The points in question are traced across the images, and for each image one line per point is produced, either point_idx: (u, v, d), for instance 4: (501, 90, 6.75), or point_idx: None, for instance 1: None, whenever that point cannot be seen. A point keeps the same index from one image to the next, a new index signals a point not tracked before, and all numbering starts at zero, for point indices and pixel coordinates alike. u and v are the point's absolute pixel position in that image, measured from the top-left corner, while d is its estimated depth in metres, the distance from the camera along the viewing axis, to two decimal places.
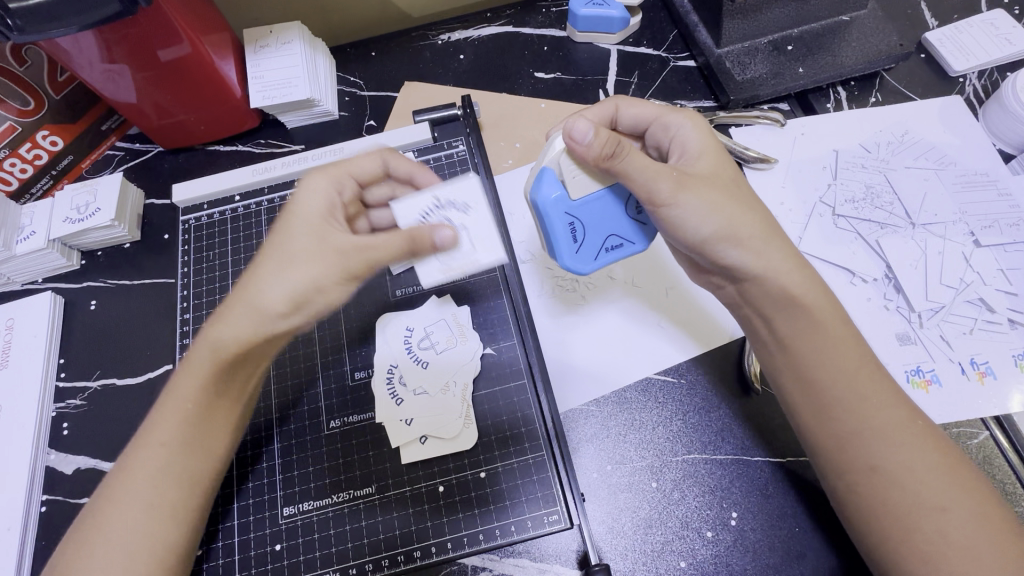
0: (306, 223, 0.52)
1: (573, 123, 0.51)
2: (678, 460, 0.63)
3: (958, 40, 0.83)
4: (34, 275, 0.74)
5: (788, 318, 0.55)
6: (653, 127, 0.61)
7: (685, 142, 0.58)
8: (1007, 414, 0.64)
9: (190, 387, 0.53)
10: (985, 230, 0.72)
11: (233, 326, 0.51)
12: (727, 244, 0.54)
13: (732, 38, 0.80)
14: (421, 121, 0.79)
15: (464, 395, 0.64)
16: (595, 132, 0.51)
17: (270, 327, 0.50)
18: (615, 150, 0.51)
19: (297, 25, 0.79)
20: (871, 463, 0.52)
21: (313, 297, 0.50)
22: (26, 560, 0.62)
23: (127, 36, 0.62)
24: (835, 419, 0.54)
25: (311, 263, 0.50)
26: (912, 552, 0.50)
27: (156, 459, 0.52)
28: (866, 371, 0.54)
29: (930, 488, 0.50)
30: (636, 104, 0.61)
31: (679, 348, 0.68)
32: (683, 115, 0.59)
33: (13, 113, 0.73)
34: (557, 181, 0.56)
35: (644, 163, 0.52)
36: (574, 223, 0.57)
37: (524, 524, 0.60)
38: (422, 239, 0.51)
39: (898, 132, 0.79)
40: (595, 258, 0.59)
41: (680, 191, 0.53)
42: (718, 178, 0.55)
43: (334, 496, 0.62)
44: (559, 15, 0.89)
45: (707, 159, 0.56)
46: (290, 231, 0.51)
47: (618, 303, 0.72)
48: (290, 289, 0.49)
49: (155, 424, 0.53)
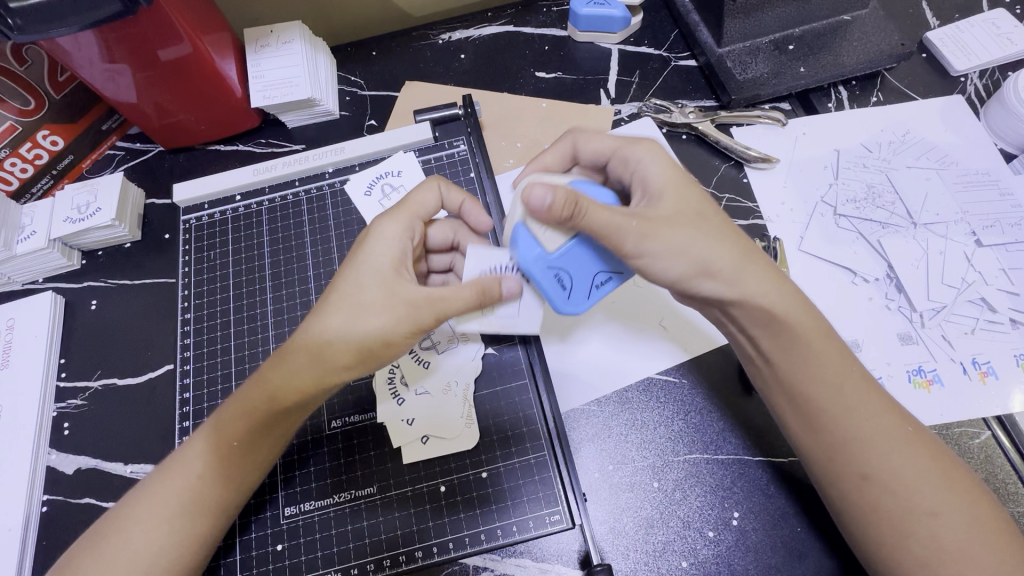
0: (378, 274, 0.52)
1: (528, 189, 0.48)
2: (680, 460, 0.63)
3: (959, 39, 0.83)
4: (34, 275, 0.74)
5: (769, 337, 0.55)
6: (613, 160, 0.59)
7: (646, 179, 0.55)
8: (1008, 414, 0.64)
9: (235, 422, 0.53)
10: (987, 229, 0.72)
11: (297, 373, 0.51)
12: (704, 278, 0.53)
13: (733, 37, 0.80)
14: (421, 121, 0.79)
15: (466, 395, 0.64)
16: (553, 194, 0.47)
17: (335, 377, 0.51)
18: (573, 210, 0.48)
19: (298, 25, 0.79)
20: (861, 472, 0.52)
21: (381, 349, 0.51)
22: (28, 560, 0.62)
23: (127, 36, 0.62)
24: (821, 430, 0.53)
25: (382, 315, 0.51)
26: (907, 556, 0.50)
27: (189, 485, 0.53)
28: (849, 383, 0.54)
29: (921, 492, 0.50)
30: (593, 139, 0.60)
31: (663, 358, 0.68)
32: (641, 146, 0.57)
33: (13, 113, 0.73)
34: (531, 240, 0.53)
35: (605, 217, 0.49)
36: (559, 273, 0.54)
37: (526, 524, 0.60)
38: (490, 290, 0.54)
39: (900, 132, 0.79)
40: (587, 297, 0.56)
41: (645, 239, 0.51)
42: (684, 218, 0.53)
43: (335, 496, 0.61)
44: (560, 15, 0.89)
45: (669, 196, 0.54)
46: (360, 282, 0.52)
47: (600, 328, 0.71)
48: (357, 340, 0.50)
49: (192, 451, 0.54)
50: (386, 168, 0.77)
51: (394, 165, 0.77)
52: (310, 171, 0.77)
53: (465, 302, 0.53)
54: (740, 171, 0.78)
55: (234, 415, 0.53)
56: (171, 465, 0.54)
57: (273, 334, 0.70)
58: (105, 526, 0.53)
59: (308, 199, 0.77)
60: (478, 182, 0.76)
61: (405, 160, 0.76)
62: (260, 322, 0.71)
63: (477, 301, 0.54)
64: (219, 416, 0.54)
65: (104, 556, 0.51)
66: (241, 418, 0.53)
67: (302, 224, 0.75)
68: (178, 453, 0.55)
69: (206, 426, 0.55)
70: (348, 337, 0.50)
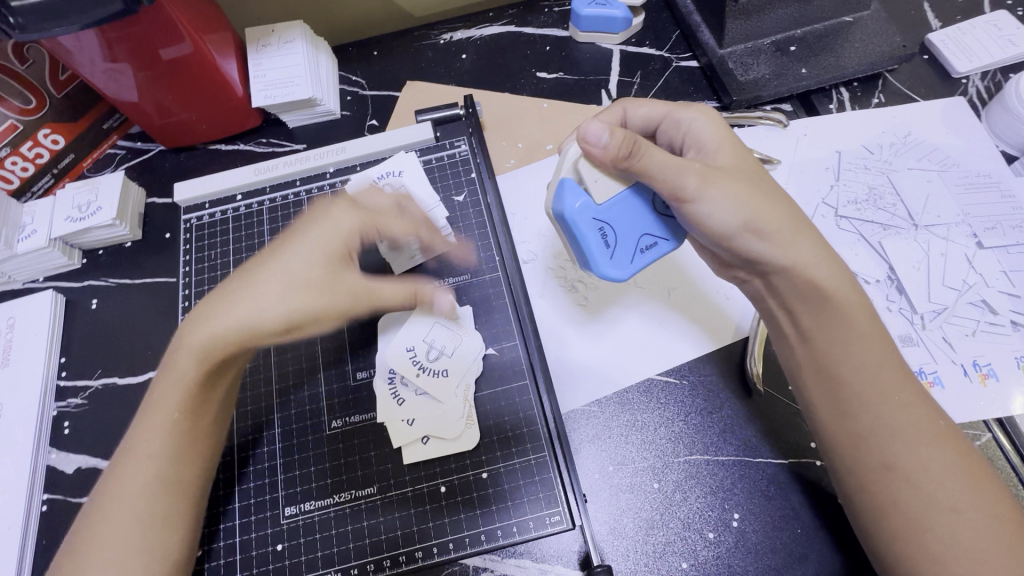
0: (324, 253, 0.56)
1: (586, 126, 0.53)
2: (680, 461, 0.63)
3: (961, 40, 0.83)
4: (34, 274, 0.74)
5: (813, 313, 0.55)
6: (664, 124, 0.61)
7: (698, 138, 0.58)
8: (1009, 416, 0.64)
9: (175, 396, 0.54)
10: (988, 231, 0.72)
11: (224, 337, 0.53)
12: (751, 236, 0.54)
13: (735, 38, 0.80)
14: (422, 121, 0.79)
15: (466, 396, 0.64)
16: (610, 133, 0.52)
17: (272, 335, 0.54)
18: (630, 149, 0.52)
19: (299, 24, 0.79)
20: (885, 462, 0.52)
21: (315, 319, 0.55)
22: (27, 559, 0.62)
23: (129, 35, 0.62)
24: (854, 416, 0.53)
25: (320, 289, 0.54)
26: (923, 555, 0.49)
27: (144, 470, 0.53)
28: (889, 366, 0.54)
29: (944, 488, 0.50)
30: (642, 105, 0.61)
31: (690, 343, 0.68)
32: (694, 109, 0.59)
33: (13, 112, 0.72)
34: (578, 189, 0.56)
35: (663, 157, 0.53)
36: (604, 227, 0.56)
37: (526, 524, 0.60)
38: (423, 295, 0.62)
39: (901, 133, 0.79)
40: (631, 261, 0.57)
41: (706, 183, 0.53)
42: (738, 169, 0.56)
43: (335, 496, 0.61)
44: (562, 15, 0.89)
45: (726, 151, 0.57)
46: (296, 254, 0.55)
47: (637, 306, 0.71)
48: (286, 308, 0.53)
49: (143, 434, 0.53)
50: (385, 168, 0.75)
51: (394, 165, 0.75)
52: (311, 171, 0.77)
53: (398, 299, 0.60)
54: None
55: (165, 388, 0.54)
56: (126, 451, 0.54)
57: None
58: (87, 525, 0.52)
59: (309, 199, 0.76)
60: (479, 182, 0.76)
61: (406, 160, 0.75)
62: None
63: (409, 300, 0.61)
64: (156, 394, 0.54)
65: (93, 554, 0.50)
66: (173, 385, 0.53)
67: None
68: (127, 442, 0.54)
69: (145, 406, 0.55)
70: (275, 303, 0.53)
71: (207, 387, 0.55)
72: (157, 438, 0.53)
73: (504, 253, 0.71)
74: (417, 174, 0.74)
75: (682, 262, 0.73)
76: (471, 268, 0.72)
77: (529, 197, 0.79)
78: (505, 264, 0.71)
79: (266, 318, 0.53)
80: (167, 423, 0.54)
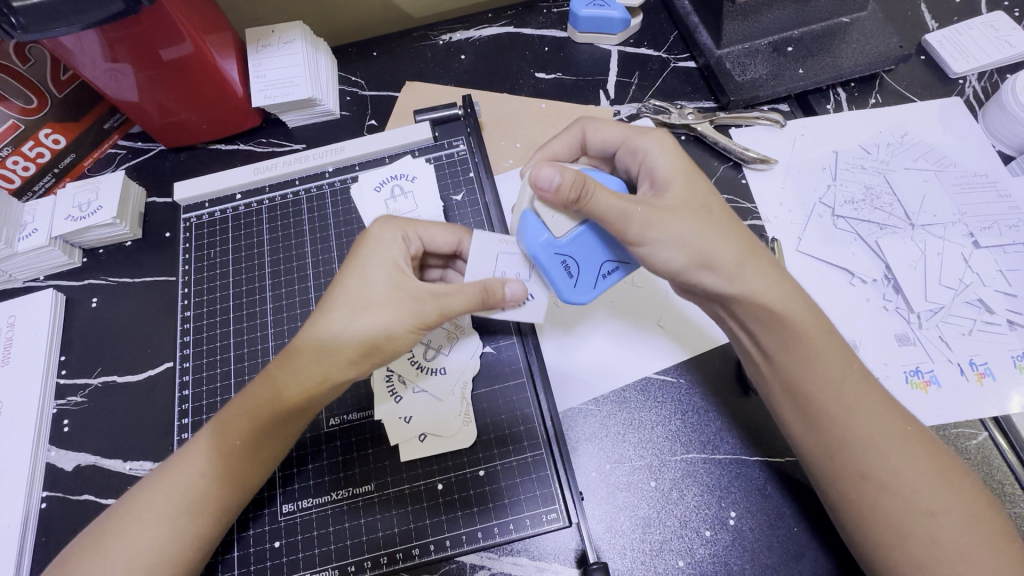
0: (389, 271, 0.54)
1: (538, 169, 0.51)
2: (677, 459, 0.63)
3: (958, 41, 0.83)
4: (35, 272, 0.75)
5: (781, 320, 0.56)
6: (622, 151, 0.61)
7: (654, 169, 0.57)
8: (1005, 415, 0.64)
9: (239, 422, 0.54)
10: (985, 231, 0.72)
11: (305, 366, 0.52)
12: (704, 270, 0.54)
13: (732, 39, 0.80)
14: (421, 121, 0.79)
15: (463, 394, 0.65)
16: (561, 175, 0.50)
17: (337, 374, 0.53)
18: (580, 194, 0.50)
19: (299, 25, 0.79)
20: (858, 473, 0.52)
21: (383, 342, 0.53)
22: (26, 557, 0.62)
23: (130, 36, 0.63)
24: (824, 428, 0.53)
25: (387, 313, 0.53)
26: (904, 557, 0.50)
27: (190, 483, 0.53)
28: (850, 384, 0.54)
29: (921, 493, 0.50)
30: (603, 130, 0.62)
31: (665, 357, 0.68)
32: (652, 137, 0.58)
33: (14, 111, 0.72)
34: (539, 224, 0.56)
35: (614, 201, 0.51)
36: (565, 260, 0.56)
37: (523, 522, 0.60)
38: (495, 290, 0.55)
39: (898, 133, 0.79)
40: (595, 286, 0.58)
41: (651, 227, 0.52)
42: (691, 206, 0.54)
43: (333, 494, 0.62)
44: (560, 16, 0.90)
45: (678, 184, 0.55)
46: (369, 278, 0.54)
47: (604, 325, 0.71)
48: (360, 333, 0.52)
49: (194, 454, 0.54)
50: (402, 170, 0.75)
51: (410, 169, 0.75)
52: (309, 171, 0.78)
53: (467, 302, 0.54)
54: (738, 172, 0.78)
55: (231, 411, 0.55)
56: (177, 459, 0.55)
57: (272, 332, 0.71)
58: (110, 520, 0.53)
59: (308, 198, 0.77)
60: (477, 182, 0.76)
61: (418, 166, 0.75)
62: (260, 320, 0.71)
63: (478, 300, 0.54)
64: (222, 417, 0.55)
65: (105, 551, 0.51)
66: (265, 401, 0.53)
67: (302, 224, 0.76)
68: (183, 453, 0.55)
69: (213, 424, 0.55)
70: (344, 334, 0.52)
71: (271, 425, 0.54)
72: (204, 457, 0.54)
73: None
74: (427, 185, 0.74)
75: None
76: None
77: None
78: None
79: (345, 348, 0.52)
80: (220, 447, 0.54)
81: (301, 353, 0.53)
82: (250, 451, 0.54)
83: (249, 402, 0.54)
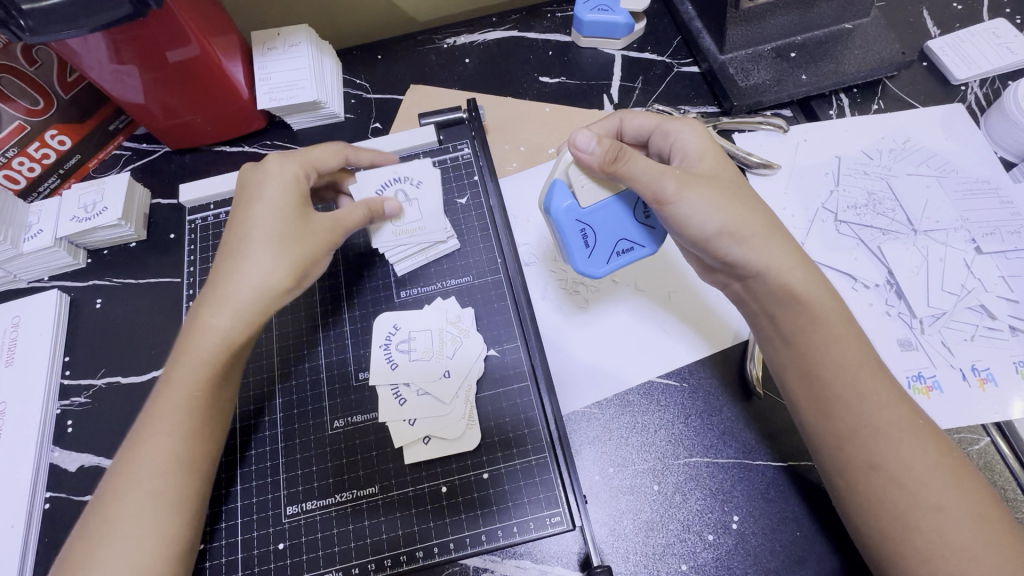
0: (274, 205, 0.59)
1: (575, 133, 0.55)
2: (680, 463, 0.63)
3: (960, 48, 0.84)
4: (40, 273, 0.75)
5: (790, 318, 0.56)
6: (654, 136, 0.62)
7: (684, 149, 0.59)
8: (1007, 421, 0.64)
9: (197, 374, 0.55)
10: (987, 237, 0.72)
11: (232, 304, 0.56)
12: (732, 241, 0.55)
13: (736, 44, 0.80)
14: (426, 124, 0.79)
15: (468, 397, 0.65)
16: (597, 141, 0.54)
17: (252, 317, 0.57)
18: (617, 155, 0.54)
19: (305, 28, 0.79)
20: (869, 462, 0.52)
21: (299, 270, 0.59)
22: (29, 557, 0.62)
23: (136, 38, 0.63)
24: (837, 417, 0.54)
25: (297, 245, 0.58)
26: (912, 553, 0.50)
27: (161, 447, 0.53)
28: (866, 369, 0.54)
29: (928, 486, 0.51)
30: (638, 116, 0.62)
31: (685, 344, 0.69)
32: (683, 121, 0.60)
33: (21, 112, 0.72)
34: (567, 191, 0.59)
35: (647, 164, 0.54)
36: (585, 229, 0.59)
37: (526, 525, 0.60)
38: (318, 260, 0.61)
39: (901, 139, 0.79)
40: (608, 262, 0.60)
41: (685, 187, 0.54)
42: (720, 179, 0.56)
43: (337, 496, 0.62)
44: (565, 21, 0.90)
45: (709, 161, 0.57)
46: (260, 213, 0.59)
47: (626, 303, 0.73)
48: (280, 267, 0.57)
49: (154, 417, 0.54)
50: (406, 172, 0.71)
51: (414, 171, 0.71)
52: None
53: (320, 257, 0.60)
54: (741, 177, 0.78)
55: (178, 364, 0.55)
56: (136, 432, 0.54)
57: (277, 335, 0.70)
58: (94, 511, 0.52)
59: None
60: (482, 185, 0.77)
61: (423, 168, 0.71)
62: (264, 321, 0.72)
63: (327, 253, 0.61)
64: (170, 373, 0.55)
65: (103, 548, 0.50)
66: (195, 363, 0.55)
67: None
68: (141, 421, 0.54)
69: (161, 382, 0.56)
70: (241, 287, 0.56)
71: (221, 374, 0.56)
72: (168, 418, 0.54)
73: (506, 253, 0.72)
74: (431, 192, 0.70)
75: (673, 274, 0.74)
76: (473, 270, 0.72)
77: (530, 199, 0.79)
78: (507, 266, 0.72)
79: (246, 293, 0.56)
80: (178, 400, 0.54)
81: (206, 305, 0.56)
82: (212, 405, 0.56)
83: (182, 369, 0.55)
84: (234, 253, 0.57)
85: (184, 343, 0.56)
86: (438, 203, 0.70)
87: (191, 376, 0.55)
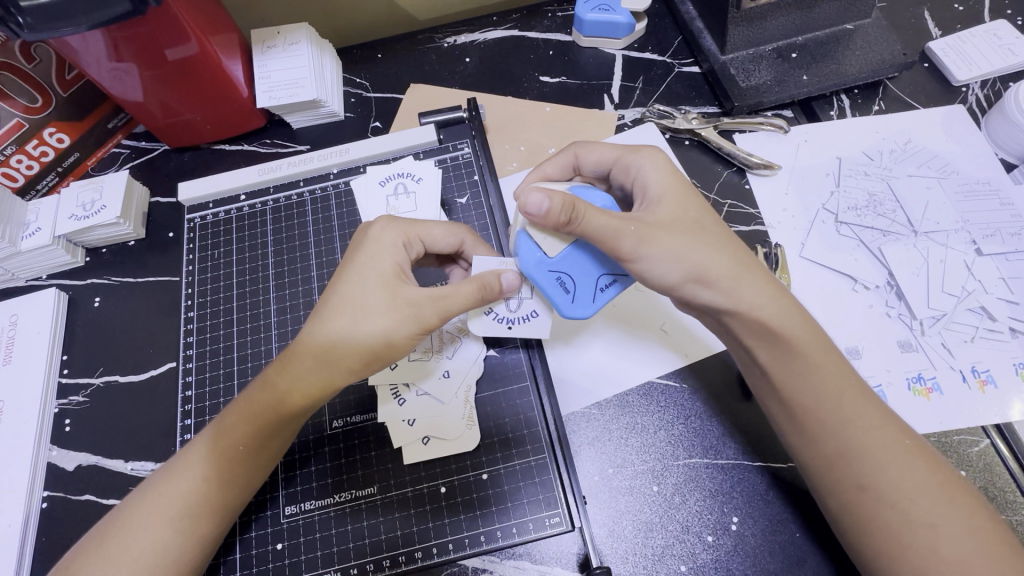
0: (379, 276, 0.53)
1: (526, 196, 0.50)
2: (679, 465, 0.63)
3: (961, 49, 0.83)
4: (37, 272, 0.74)
5: (767, 349, 0.55)
6: (615, 169, 0.60)
7: (645, 186, 0.57)
8: (1007, 422, 0.64)
9: (243, 428, 0.53)
10: (987, 238, 0.72)
11: (303, 378, 0.52)
12: (697, 285, 0.54)
13: (737, 45, 0.80)
14: (426, 124, 0.79)
15: (467, 397, 0.65)
16: (550, 201, 0.49)
17: (342, 381, 0.52)
18: (571, 214, 0.50)
19: (306, 26, 0.79)
20: (858, 483, 0.52)
21: (384, 350, 0.52)
22: (27, 556, 0.62)
23: (135, 36, 0.63)
24: (821, 440, 0.54)
25: (385, 317, 0.52)
26: (907, 569, 0.50)
27: (196, 489, 0.53)
28: (848, 395, 0.54)
29: (920, 504, 0.51)
30: (594, 149, 0.61)
31: (667, 365, 0.68)
32: (643, 154, 0.58)
33: (19, 109, 0.72)
34: (532, 245, 0.56)
35: (602, 220, 0.51)
36: (560, 278, 0.57)
37: (525, 526, 0.60)
38: (491, 285, 0.55)
39: (902, 140, 0.79)
40: (592, 301, 0.58)
41: (644, 243, 0.52)
42: (680, 223, 0.54)
43: (336, 496, 0.62)
44: (565, 20, 0.90)
45: (667, 203, 0.55)
46: (363, 284, 0.53)
47: (601, 335, 0.70)
48: (361, 344, 0.51)
49: (196, 456, 0.54)
50: (411, 169, 0.75)
51: (417, 169, 0.75)
52: (314, 172, 0.78)
53: (466, 300, 0.54)
54: (742, 178, 0.78)
55: (241, 415, 0.53)
56: (176, 468, 0.54)
57: (276, 333, 0.71)
58: (111, 526, 0.52)
59: (313, 198, 0.77)
60: (482, 185, 0.77)
61: (427, 168, 0.75)
62: (263, 321, 0.71)
63: (477, 297, 0.54)
64: (227, 418, 0.54)
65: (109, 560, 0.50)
66: (249, 423, 0.53)
67: (306, 226, 0.76)
68: (186, 454, 0.55)
69: (217, 425, 0.55)
70: (337, 350, 0.51)
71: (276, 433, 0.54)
72: (211, 462, 0.53)
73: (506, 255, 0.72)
74: (429, 188, 0.74)
75: None
76: None
77: None
78: None
79: (347, 358, 0.51)
80: (226, 449, 0.53)
81: (292, 361, 0.52)
82: (258, 456, 0.54)
83: (241, 420, 0.53)
84: (325, 313, 0.52)
85: (256, 397, 0.53)
86: (434, 203, 0.73)
87: (245, 430, 0.53)
